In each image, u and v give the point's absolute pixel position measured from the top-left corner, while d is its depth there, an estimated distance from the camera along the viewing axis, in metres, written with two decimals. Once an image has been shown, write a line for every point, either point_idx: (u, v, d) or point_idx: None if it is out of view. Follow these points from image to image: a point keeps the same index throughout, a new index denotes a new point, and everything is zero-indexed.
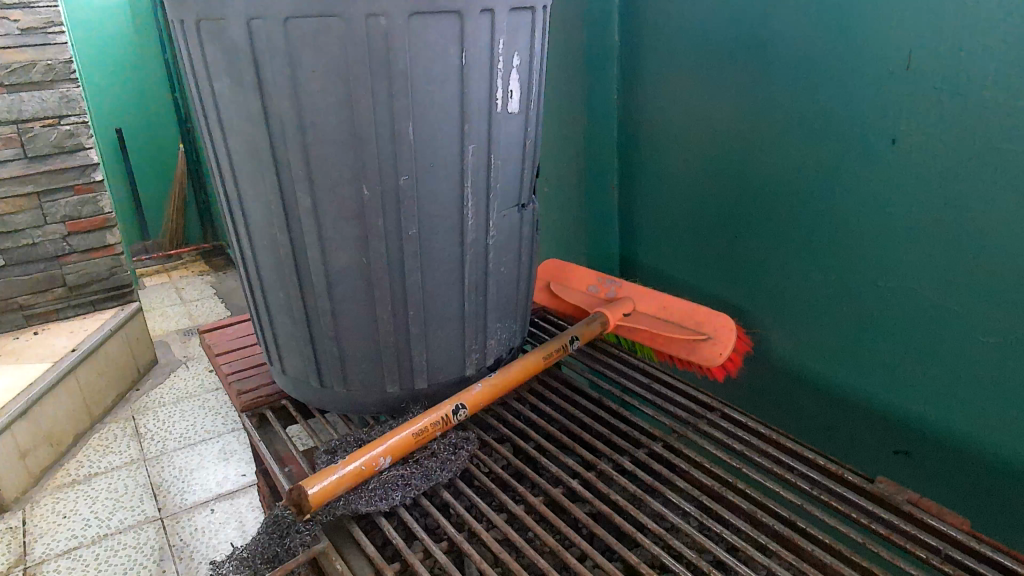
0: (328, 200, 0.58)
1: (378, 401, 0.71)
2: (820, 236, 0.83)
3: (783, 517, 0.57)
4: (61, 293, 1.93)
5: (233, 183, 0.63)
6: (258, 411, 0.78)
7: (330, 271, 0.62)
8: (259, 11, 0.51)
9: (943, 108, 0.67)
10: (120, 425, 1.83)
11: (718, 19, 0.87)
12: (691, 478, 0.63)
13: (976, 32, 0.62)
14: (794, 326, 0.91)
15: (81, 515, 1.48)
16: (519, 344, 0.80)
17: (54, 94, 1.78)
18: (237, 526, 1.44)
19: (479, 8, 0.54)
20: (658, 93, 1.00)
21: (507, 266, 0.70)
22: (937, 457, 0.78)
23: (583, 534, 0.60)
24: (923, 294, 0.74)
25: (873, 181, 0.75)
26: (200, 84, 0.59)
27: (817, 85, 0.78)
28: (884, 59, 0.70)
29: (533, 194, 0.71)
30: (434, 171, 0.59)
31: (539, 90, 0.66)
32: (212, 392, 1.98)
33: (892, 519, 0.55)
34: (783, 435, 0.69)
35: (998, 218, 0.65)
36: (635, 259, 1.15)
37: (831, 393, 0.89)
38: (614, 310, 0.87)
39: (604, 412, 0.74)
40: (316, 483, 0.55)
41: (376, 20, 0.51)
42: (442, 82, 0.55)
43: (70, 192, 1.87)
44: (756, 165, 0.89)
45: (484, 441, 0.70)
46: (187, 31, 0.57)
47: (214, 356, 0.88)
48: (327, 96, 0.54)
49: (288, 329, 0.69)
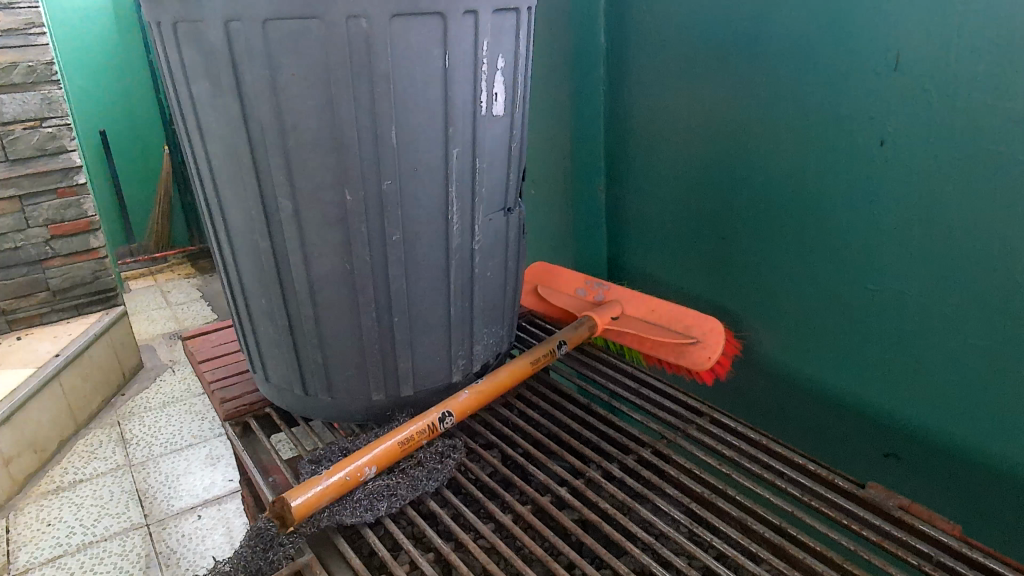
0: (310, 205, 0.57)
1: (363, 409, 0.69)
2: (810, 237, 0.83)
3: (774, 524, 0.57)
4: (45, 297, 1.90)
5: (213, 188, 0.62)
6: (242, 420, 0.77)
7: (313, 277, 0.61)
8: (237, 13, 0.50)
9: (933, 108, 0.66)
10: (106, 431, 1.81)
11: (705, 19, 0.87)
12: (680, 484, 0.63)
13: (965, 32, 0.62)
14: (781, 329, 0.91)
15: (65, 522, 1.47)
16: (506, 349, 0.79)
17: (35, 96, 1.75)
18: (225, 533, 1.42)
19: (462, 10, 0.53)
20: (646, 93, 0.99)
21: (493, 271, 0.69)
22: (928, 460, 0.78)
23: (573, 542, 0.59)
24: (910, 297, 0.74)
25: (860, 183, 0.75)
26: (177, 87, 0.58)
27: (806, 86, 0.77)
28: (871, 60, 0.70)
29: (519, 198, 0.70)
30: (418, 175, 0.58)
31: (524, 92, 0.65)
32: (199, 396, 1.96)
33: (883, 526, 0.55)
34: (772, 440, 0.68)
35: (985, 220, 0.65)
36: (623, 261, 1.15)
37: (822, 396, 0.88)
38: (602, 314, 0.87)
39: (592, 418, 0.73)
40: (300, 495, 0.54)
41: (357, 22, 0.50)
42: (426, 84, 0.54)
43: (53, 195, 1.84)
44: (744, 167, 0.88)
45: (471, 448, 0.69)
46: (165, 33, 0.56)
47: (197, 364, 0.87)
48: (307, 98, 0.52)
49: (271, 336, 0.68)
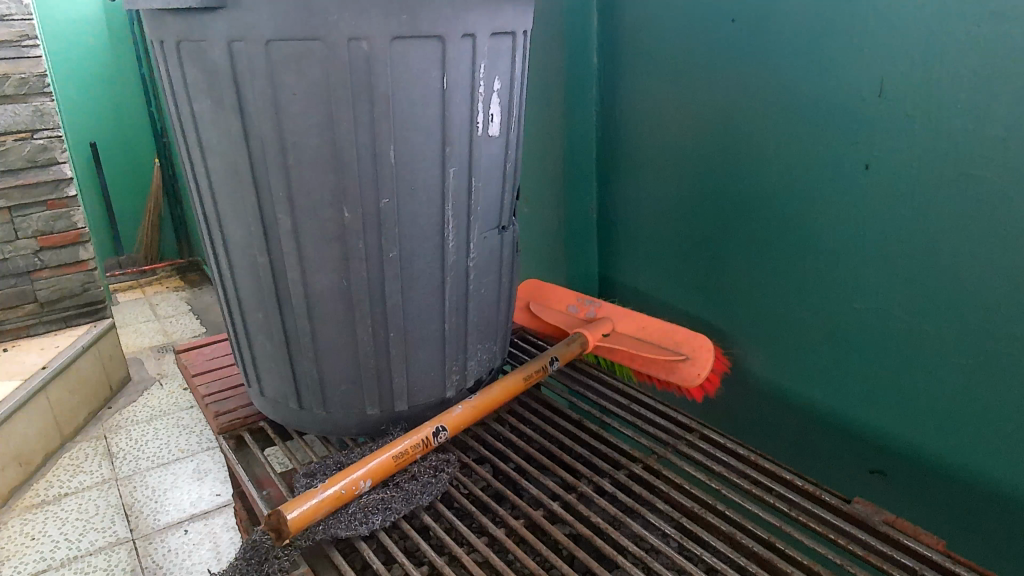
0: (309, 222, 0.58)
1: (358, 423, 0.70)
2: (797, 256, 0.84)
3: (762, 538, 0.58)
4: (32, 309, 1.88)
5: (212, 204, 0.63)
6: (236, 433, 0.77)
7: (310, 292, 0.62)
8: (241, 33, 0.51)
9: (916, 133, 0.68)
10: (92, 444, 1.80)
11: (695, 43, 0.89)
12: (671, 499, 0.64)
13: (946, 62, 0.64)
14: (769, 348, 0.92)
15: (50, 536, 1.45)
16: (499, 365, 0.80)
17: (27, 107, 1.77)
18: (212, 548, 1.42)
19: (460, 33, 0.55)
20: (637, 115, 1.01)
21: (487, 288, 0.70)
22: (913, 477, 0.79)
23: (564, 556, 0.59)
24: (895, 317, 0.76)
25: (846, 206, 0.77)
26: (179, 104, 0.59)
27: (792, 109, 0.80)
28: (857, 87, 0.72)
29: (513, 216, 0.72)
30: (416, 194, 0.59)
31: (519, 113, 0.66)
32: (186, 410, 1.95)
33: (869, 540, 0.56)
34: (761, 456, 0.69)
35: (966, 242, 0.67)
36: (614, 279, 1.16)
37: (808, 413, 0.89)
38: (593, 331, 0.88)
39: (584, 433, 0.74)
40: (296, 508, 0.54)
41: (358, 44, 0.51)
42: (424, 105, 0.55)
43: (42, 207, 1.85)
44: (734, 187, 0.90)
45: (464, 463, 0.70)
46: (167, 52, 0.57)
47: (191, 377, 0.87)
48: (308, 117, 0.54)
49: (267, 350, 0.69)
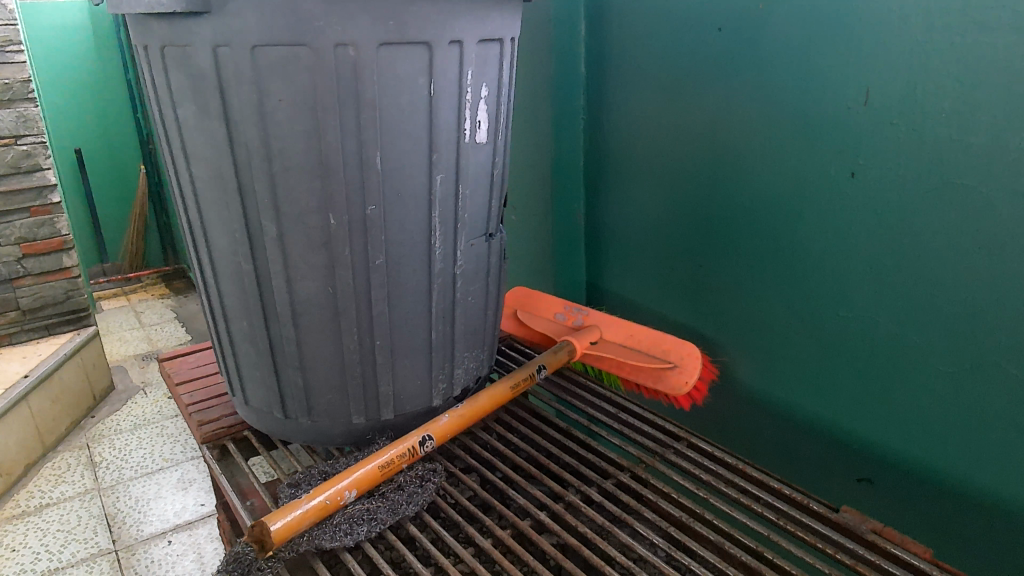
0: (295, 229, 0.58)
1: (343, 432, 0.69)
2: (785, 266, 0.84)
3: (751, 547, 0.57)
4: (14, 317, 1.85)
5: (196, 210, 0.62)
6: (220, 443, 0.76)
7: (295, 299, 0.61)
8: (226, 39, 0.51)
9: (900, 143, 0.69)
10: (74, 454, 1.78)
11: (682, 52, 0.89)
12: (658, 508, 0.63)
13: (930, 73, 0.65)
14: (756, 358, 0.92)
15: (30, 548, 1.43)
16: (486, 373, 0.80)
17: (11, 113, 1.75)
18: (196, 559, 1.40)
19: (448, 40, 0.54)
20: (624, 122, 1.01)
21: (474, 295, 0.70)
22: (901, 484, 0.79)
23: (552, 566, 0.59)
24: (882, 325, 0.76)
25: (833, 214, 0.77)
26: (163, 108, 0.59)
27: (780, 118, 0.80)
28: (843, 96, 0.73)
29: (501, 223, 0.71)
30: (403, 200, 0.58)
31: (506, 120, 0.66)
32: (171, 419, 1.93)
33: (858, 549, 0.56)
34: (749, 464, 0.69)
35: (951, 251, 0.67)
36: (602, 286, 1.16)
37: (796, 421, 0.89)
38: (581, 338, 0.88)
39: (571, 442, 0.73)
40: (279, 519, 0.54)
41: (345, 49, 0.51)
42: (412, 111, 0.55)
43: (25, 214, 1.83)
44: (721, 195, 0.90)
45: (450, 471, 0.69)
46: (151, 56, 0.56)
47: (174, 386, 0.86)
48: (294, 124, 0.53)
49: (252, 359, 0.68)
